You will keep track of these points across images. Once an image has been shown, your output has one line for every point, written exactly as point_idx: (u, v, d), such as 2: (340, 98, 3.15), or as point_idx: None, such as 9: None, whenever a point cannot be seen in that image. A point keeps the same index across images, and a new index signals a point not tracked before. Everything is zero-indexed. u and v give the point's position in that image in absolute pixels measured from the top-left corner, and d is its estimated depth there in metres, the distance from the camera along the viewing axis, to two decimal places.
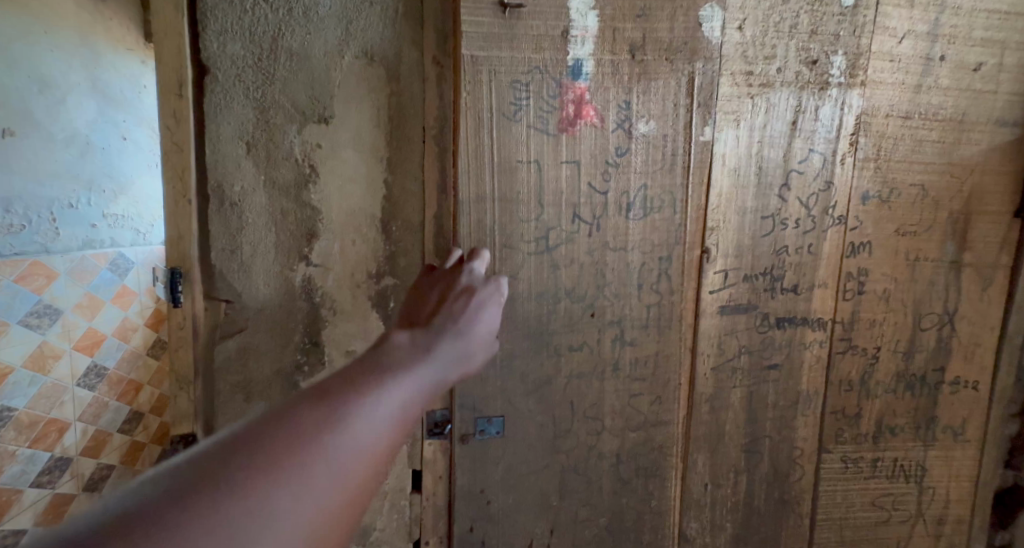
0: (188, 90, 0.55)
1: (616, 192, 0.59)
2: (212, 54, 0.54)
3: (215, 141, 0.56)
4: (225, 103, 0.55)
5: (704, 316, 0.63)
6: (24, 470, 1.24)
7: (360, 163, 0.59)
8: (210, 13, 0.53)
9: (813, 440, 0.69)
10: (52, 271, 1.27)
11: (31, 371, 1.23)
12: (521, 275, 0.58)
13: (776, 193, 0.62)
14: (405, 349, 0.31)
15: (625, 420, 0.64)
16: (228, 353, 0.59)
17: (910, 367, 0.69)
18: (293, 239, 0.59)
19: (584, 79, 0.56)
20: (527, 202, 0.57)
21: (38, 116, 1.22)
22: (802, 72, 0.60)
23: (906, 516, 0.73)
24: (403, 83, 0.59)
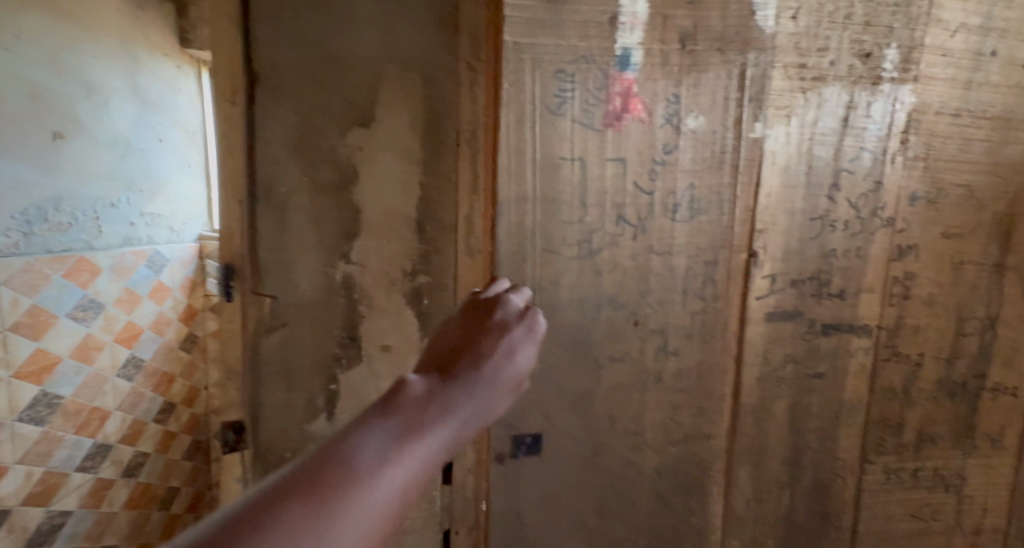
0: (240, 97, 0.58)
1: (663, 193, 0.53)
2: (267, 61, 0.59)
3: (265, 144, 0.60)
4: (276, 112, 0.60)
5: (749, 323, 0.58)
6: (71, 454, 1.31)
7: (398, 166, 0.62)
8: (266, 24, 0.58)
9: (855, 451, 0.65)
10: (96, 267, 1.34)
11: (77, 361, 1.30)
12: (563, 281, 0.53)
13: (826, 194, 0.57)
14: (425, 402, 0.28)
15: (665, 434, 0.59)
16: (273, 347, 0.64)
17: (952, 373, 0.66)
18: (334, 240, 0.63)
19: (633, 71, 0.50)
20: (569, 204, 0.51)
21: (84, 119, 1.29)
22: (855, 66, 0.55)
23: (945, 525, 0.71)
24: (438, 87, 0.61)
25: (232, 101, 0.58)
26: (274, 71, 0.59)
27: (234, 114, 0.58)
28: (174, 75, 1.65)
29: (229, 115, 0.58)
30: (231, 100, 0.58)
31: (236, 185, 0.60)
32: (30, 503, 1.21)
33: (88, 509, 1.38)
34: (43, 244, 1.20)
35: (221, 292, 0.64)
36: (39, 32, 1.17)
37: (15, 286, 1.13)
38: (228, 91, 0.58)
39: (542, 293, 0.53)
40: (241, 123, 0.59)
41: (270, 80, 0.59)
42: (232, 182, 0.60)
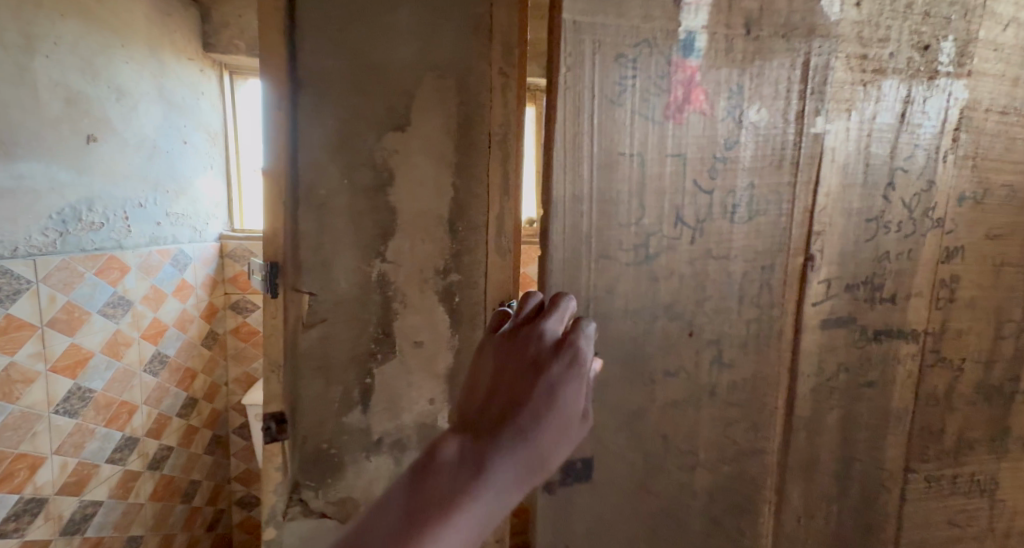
0: (287, 104, 0.74)
1: (721, 191, 0.53)
2: (317, 71, 0.79)
3: (312, 147, 0.80)
4: (321, 120, 0.80)
5: (805, 332, 0.57)
6: (101, 446, 1.32)
7: (429, 166, 0.87)
8: (312, 41, 0.77)
9: (900, 459, 0.63)
10: (125, 265, 1.37)
11: (107, 356, 1.32)
12: (619, 289, 0.53)
13: (882, 194, 0.56)
14: (463, 474, 0.29)
15: (718, 452, 0.59)
16: (312, 340, 0.85)
17: (990, 377, 0.64)
18: (371, 240, 0.86)
19: (695, 58, 0.50)
20: (629, 202, 0.51)
21: (115, 121, 1.32)
22: (913, 59, 0.54)
23: (979, 531, 0.68)
24: (470, 93, 0.86)
25: (278, 107, 0.73)
26: (318, 85, 0.79)
27: (279, 118, 0.74)
28: (197, 79, 1.71)
29: (273, 119, 0.73)
30: (278, 108, 0.73)
31: (281, 186, 0.75)
32: (64, 492, 1.23)
33: (117, 499, 1.39)
34: (77, 242, 1.21)
35: (266, 289, 0.78)
36: (76, 40, 1.20)
37: (52, 283, 1.15)
38: (277, 98, 0.73)
39: (597, 303, 0.53)
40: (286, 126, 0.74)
41: (315, 95, 0.79)
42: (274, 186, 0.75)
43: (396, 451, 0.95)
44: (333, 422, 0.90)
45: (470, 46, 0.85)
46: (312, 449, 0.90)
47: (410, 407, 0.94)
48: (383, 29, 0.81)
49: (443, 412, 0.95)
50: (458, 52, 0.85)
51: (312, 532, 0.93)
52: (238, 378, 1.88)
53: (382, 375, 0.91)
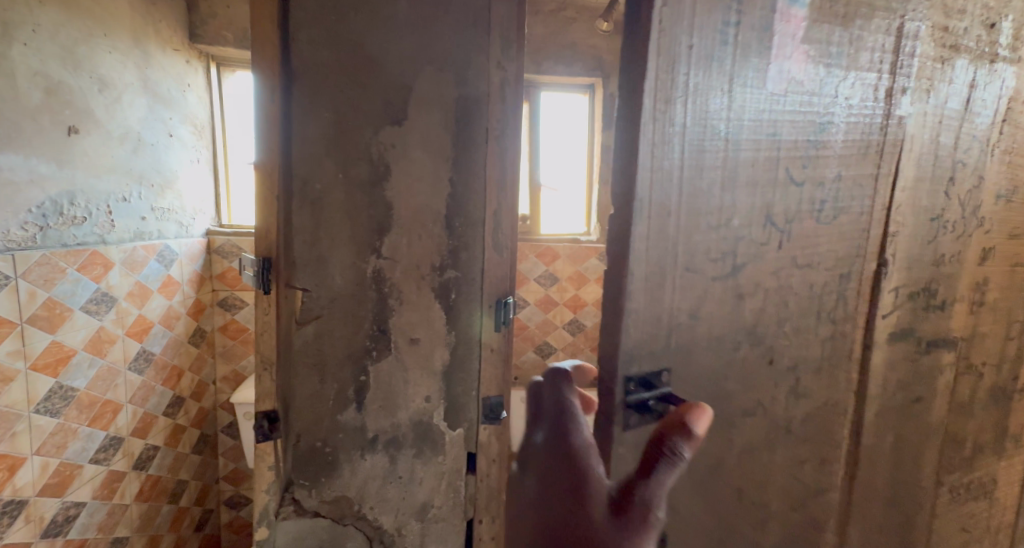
0: (278, 94, 0.76)
1: (813, 184, 0.45)
2: (307, 58, 0.79)
3: (303, 141, 0.80)
4: (317, 113, 0.80)
5: (875, 348, 0.54)
6: (84, 446, 1.28)
7: (428, 161, 0.85)
8: (302, 30, 0.78)
9: (933, 474, 0.65)
10: (109, 261, 1.33)
11: (90, 353, 1.28)
12: (702, 314, 0.43)
13: (944, 191, 0.54)
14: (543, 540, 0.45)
15: (790, 499, 0.54)
16: (306, 336, 0.85)
17: (1002, 378, 0.67)
18: (367, 235, 0.85)
19: (802, 8, 0.41)
20: (718, 197, 0.41)
21: (98, 113, 1.28)
22: (983, 36, 0.53)
23: (980, 533, 0.73)
24: (469, 86, 0.85)
25: (269, 98, 0.76)
26: (312, 76, 0.79)
27: (273, 110, 0.76)
28: (183, 71, 1.67)
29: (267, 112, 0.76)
30: (270, 99, 0.76)
31: (272, 181, 0.78)
32: (46, 493, 1.18)
33: (101, 500, 1.35)
34: (58, 237, 1.18)
35: (258, 285, 0.80)
36: (56, 29, 1.16)
37: (32, 279, 1.11)
38: (267, 89, 0.76)
39: (678, 332, 0.42)
40: (279, 117, 0.77)
41: (309, 87, 0.79)
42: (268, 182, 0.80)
43: (391, 450, 0.93)
44: (328, 420, 0.89)
45: (470, 37, 0.84)
46: (306, 447, 0.89)
47: (406, 404, 0.92)
48: (378, 16, 0.80)
49: (439, 410, 0.94)
50: (457, 45, 0.84)
51: (304, 532, 0.92)
52: (226, 376, 1.86)
53: (377, 372, 0.89)
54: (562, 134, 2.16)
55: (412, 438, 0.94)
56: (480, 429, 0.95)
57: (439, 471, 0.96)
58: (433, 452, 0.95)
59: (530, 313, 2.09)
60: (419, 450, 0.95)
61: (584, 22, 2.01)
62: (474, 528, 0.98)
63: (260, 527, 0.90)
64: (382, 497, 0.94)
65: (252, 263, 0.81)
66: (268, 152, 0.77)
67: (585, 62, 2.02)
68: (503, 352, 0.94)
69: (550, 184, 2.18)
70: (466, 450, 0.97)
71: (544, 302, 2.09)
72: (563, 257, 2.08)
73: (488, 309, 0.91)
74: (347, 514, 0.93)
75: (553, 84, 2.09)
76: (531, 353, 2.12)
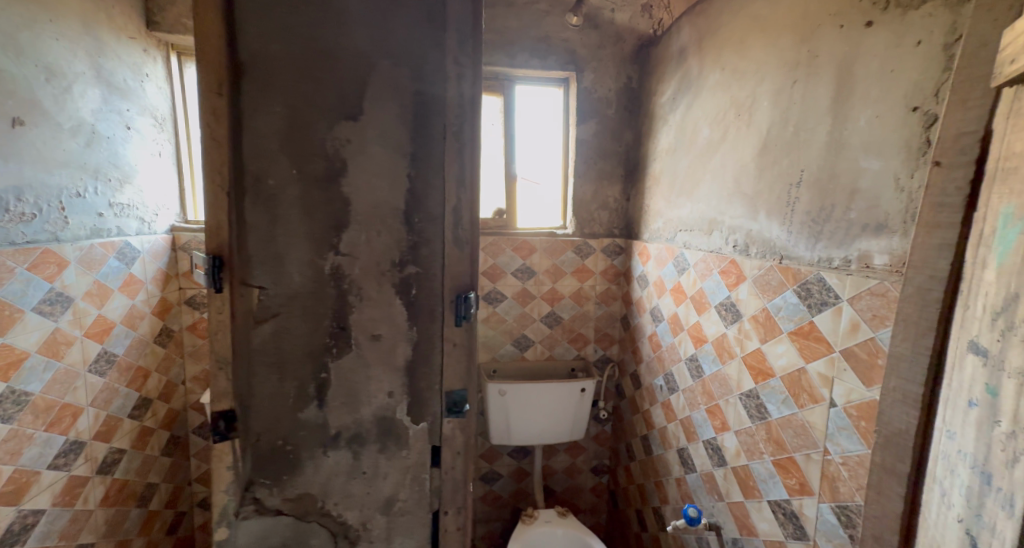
0: (226, 88, 0.78)
1: None
2: (255, 50, 0.79)
3: (253, 137, 0.81)
4: (268, 107, 0.80)
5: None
6: (42, 452, 1.23)
7: (384, 158, 0.85)
8: (249, 23, 0.78)
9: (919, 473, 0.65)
10: (63, 259, 1.27)
11: (45, 356, 1.23)
12: None
13: None
14: None
15: None
16: (264, 335, 0.87)
17: None
18: (325, 232, 0.85)
19: None
20: None
21: (46, 104, 1.21)
22: None
23: None
24: (427, 81, 0.85)
25: (218, 93, 0.78)
26: (258, 69, 0.79)
27: (221, 105, 0.78)
28: (141, 60, 1.61)
29: (214, 105, 0.78)
30: (217, 92, 0.77)
31: (222, 175, 0.79)
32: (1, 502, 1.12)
33: (62, 507, 1.29)
34: (5, 236, 1.11)
35: (210, 283, 0.81)
36: None
37: None
38: (216, 82, 0.77)
39: None
40: (229, 113, 0.78)
41: (258, 81, 0.80)
42: (218, 175, 0.79)
43: (354, 446, 0.94)
44: (289, 419, 0.90)
45: (425, 32, 0.84)
46: (267, 445, 0.91)
47: (369, 400, 0.93)
48: (331, 12, 0.80)
49: (402, 406, 0.94)
50: (408, 42, 0.84)
51: (267, 531, 0.93)
52: (196, 376, 1.81)
53: (338, 369, 0.90)
54: (536, 127, 2.17)
55: (376, 433, 0.94)
56: (444, 423, 0.95)
57: (404, 465, 0.96)
58: (398, 446, 0.95)
59: (508, 307, 2.10)
60: (384, 445, 0.95)
61: (557, 16, 2.01)
62: (439, 521, 0.98)
63: (220, 529, 0.91)
64: (346, 493, 0.95)
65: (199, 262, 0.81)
66: (214, 147, 0.78)
67: (559, 55, 2.03)
68: (466, 346, 0.93)
69: (528, 177, 2.20)
70: (430, 445, 0.97)
71: (521, 295, 2.10)
72: (540, 251, 2.09)
73: (449, 303, 0.90)
74: (311, 511, 0.94)
75: (527, 78, 2.10)
76: (508, 346, 2.14)
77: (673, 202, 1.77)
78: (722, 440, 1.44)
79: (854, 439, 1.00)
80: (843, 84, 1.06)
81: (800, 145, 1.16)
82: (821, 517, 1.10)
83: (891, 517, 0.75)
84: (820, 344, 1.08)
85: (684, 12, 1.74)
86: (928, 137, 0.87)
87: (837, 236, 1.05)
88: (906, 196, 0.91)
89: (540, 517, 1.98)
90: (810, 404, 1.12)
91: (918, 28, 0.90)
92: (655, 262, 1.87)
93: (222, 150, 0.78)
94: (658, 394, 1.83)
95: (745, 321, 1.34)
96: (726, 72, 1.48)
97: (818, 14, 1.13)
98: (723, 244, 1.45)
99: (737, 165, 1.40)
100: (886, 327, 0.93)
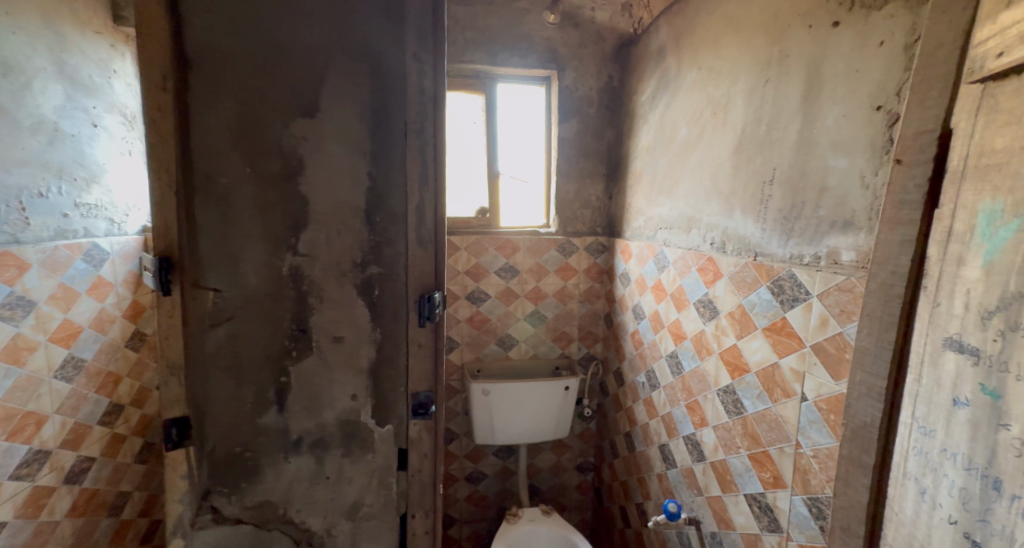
0: (171, 83, 0.75)
1: None
2: (201, 43, 0.76)
3: (201, 132, 0.78)
4: (219, 103, 0.78)
5: None
6: (2, 463, 1.18)
7: (342, 156, 0.84)
8: (193, 14, 0.76)
9: None
10: (25, 262, 1.22)
11: (6, 363, 1.17)
12: None
13: None
14: None
15: None
16: (218, 339, 0.84)
17: None
18: (283, 232, 0.84)
19: None
20: None
21: (3, 100, 1.15)
22: None
23: None
24: (387, 78, 0.84)
25: (163, 87, 0.75)
26: (208, 65, 0.77)
27: (166, 100, 0.76)
28: (108, 56, 1.56)
29: (159, 101, 0.75)
30: (162, 87, 0.75)
31: (169, 173, 0.77)
32: None
33: (27, 519, 1.24)
34: None
35: (156, 286, 0.79)
36: None
37: None
38: (160, 76, 0.75)
39: None
40: (175, 109, 0.76)
41: (208, 77, 0.77)
42: (164, 174, 0.77)
43: (317, 451, 0.92)
44: (248, 424, 0.88)
45: (383, 28, 0.83)
46: (224, 453, 0.88)
47: (332, 404, 0.91)
48: (285, 6, 0.78)
49: (367, 408, 0.93)
50: (366, 38, 0.83)
51: (225, 540, 0.91)
52: None
53: (299, 372, 0.89)
54: (517, 126, 2.16)
55: (340, 437, 0.93)
56: (410, 426, 0.95)
57: (370, 468, 0.95)
58: (363, 450, 0.94)
59: (491, 306, 2.09)
60: (348, 449, 0.94)
61: (537, 14, 1.99)
62: (407, 524, 0.98)
63: (175, 539, 0.89)
64: (309, 499, 0.93)
65: (147, 262, 0.79)
66: (161, 144, 0.76)
67: (539, 54, 2.02)
68: (432, 347, 0.93)
69: (515, 176, 2.19)
70: (396, 448, 0.96)
71: (505, 295, 2.10)
72: (523, 250, 2.08)
73: (412, 305, 0.91)
74: (272, 519, 0.92)
75: (509, 76, 2.09)
76: (492, 345, 2.13)
77: (654, 200, 1.78)
78: (700, 435, 1.45)
79: (823, 432, 1.02)
80: (811, 83, 1.07)
81: (772, 144, 1.18)
82: (794, 509, 1.11)
83: (857, 508, 0.77)
84: (791, 339, 1.10)
85: (663, 12, 1.75)
86: (891, 135, 0.89)
87: (808, 233, 1.07)
88: (871, 193, 0.92)
89: (524, 516, 1.97)
90: (783, 399, 1.13)
91: (881, 28, 0.91)
92: (636, 260, 1.88)
93: (168, 147, 0.76)
94: (640, 391, 1.84)
95: (721, 318, 1.35)
96: (702, 71, 1.49)
97: (787, 14, 1.15)
98: (701, 242, 1.47)
99: (712, 163, 1.41)
100: (853, 322, 0.95)
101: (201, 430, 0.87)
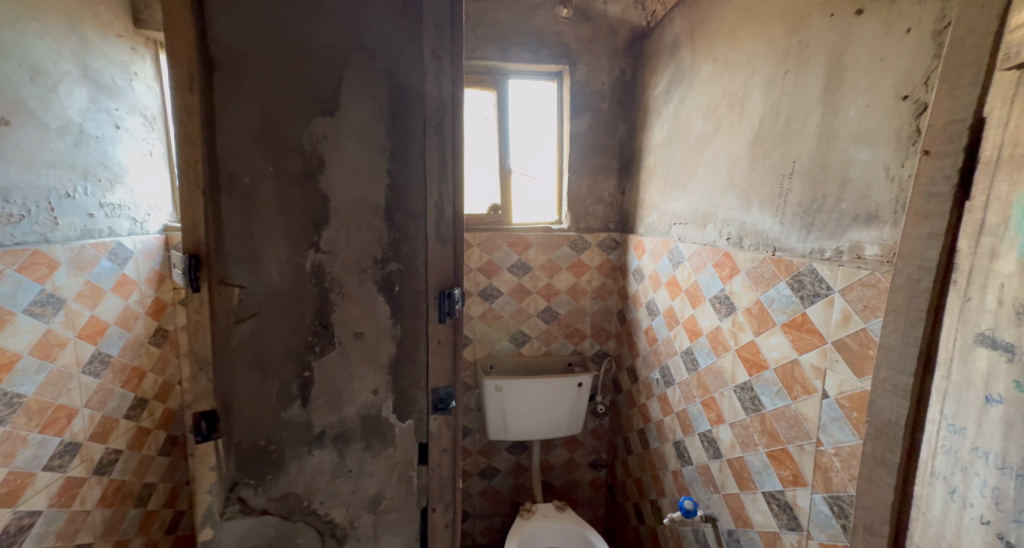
0: (197, 84, 0.77)
1: None
2: (224, 43, 0.78)
3: (226, 132, 0.80)
4: (242, 103, 0.80)
5: None
6: (36, 454, 1.22)
7: (362, 153, 0.85)
8: (217, 15, 0.77)
9: None
10: (53, 261, 1.25)
11: (38, 358, 1.21)
12: None
13: None
14: None
15: None
16: (243, 334, 0.86)
17: None
18: (304, 229, 0.85)
19: None
20: None
21: (31, 104, 1.19)
22: None
23: None
24: (404, 76, 0.85)
25: (188, 87, 0.77)
26: (231, 65, 0.78)
27: (192, 100, 0.77)
28: (129, 58, 1.60)
29: (186, 101, 0.77)
30: (188, 88, 0.77)
31: (195, 172, 0.79)
32: None
33: (59, 508, 1.29)
34: None
35: (187, 283, 0.81)
36: None
37: None
38: (186, 77, 0.76)
39: None
40: (201, 109, 0.77)
41: (231, 77, 0.79)
42: (193, 174, 0.78)
43: (339, 445, 0.94)
44: (271, 419, 0.90)
45: (401, 26, 0.84)
46: (249, 446, 0.90)
47: (353, 399, 0.93)
48: (304, 6, 0.79)
49: (387, 403, 0.94)
50: (384, 36, 0.83)
51: (251, 531, 0.93)
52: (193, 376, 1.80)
53: (321, 367, 0.90)
54: (530, 121, 2.16)
55: (361, 431, 0.94)
56: (430, 420, 0.97)
57: (390, 462, 0.97)
58: (383, 444, 0.96)
59: (505, 302, 2.10)
60: (368, 444, 0.95)
61: (549, 9, 1.99)
62: (427, 518, 1.00)
63: (204, 528, 0.91)
64: (331, 492, 0.95)
65: (178, 260, 0.81)
66: (187, 144, 0.78)
67: (551, 49, 2.01)
68: (451, 342, 0.95)
69: (526, 172, 2.19)
70: (416, 442, 0.98)
71: (518, 291, 2.10)
72: (535, 247, 2.08)
73: (433, 301, 0.92)
74: (296, 511, 0.94)
75: (522, 72, 2.08)
76: (505, 342, 2.13)
77: (668, 195, 1.76)
78: (717, 432, 1.44)
79: (845, 430, 1.00)
80: (833, 73, 1.05)
81: (792, 137, 1.15)
82: (814, 508, 1.10)
83: (881, 507, 0.75)
84: (812, 335, 1.08)
85: (677, 3, 1.72)
86: (919, 125, 0.86)
87: (829, 227, 1.05)
88: (897, 185, 0.90)
89: (538, 511, 1.98)
90: (803, 396, 1.12)
91: (907, 16, 0.89)
92: (650, 256, 1.87)
93: (196, 147, 0.78)
94: (654, 388, 1.83)
95: (739, 314, 1.33)
96: (718, 63, 1.47)
97: (807, 3, 1.12)
98: (718, 237, 1.45)
99: (729, 157, 1.39)
100: (877, 317, 0.93)
101: (226, 424, 0.89)
